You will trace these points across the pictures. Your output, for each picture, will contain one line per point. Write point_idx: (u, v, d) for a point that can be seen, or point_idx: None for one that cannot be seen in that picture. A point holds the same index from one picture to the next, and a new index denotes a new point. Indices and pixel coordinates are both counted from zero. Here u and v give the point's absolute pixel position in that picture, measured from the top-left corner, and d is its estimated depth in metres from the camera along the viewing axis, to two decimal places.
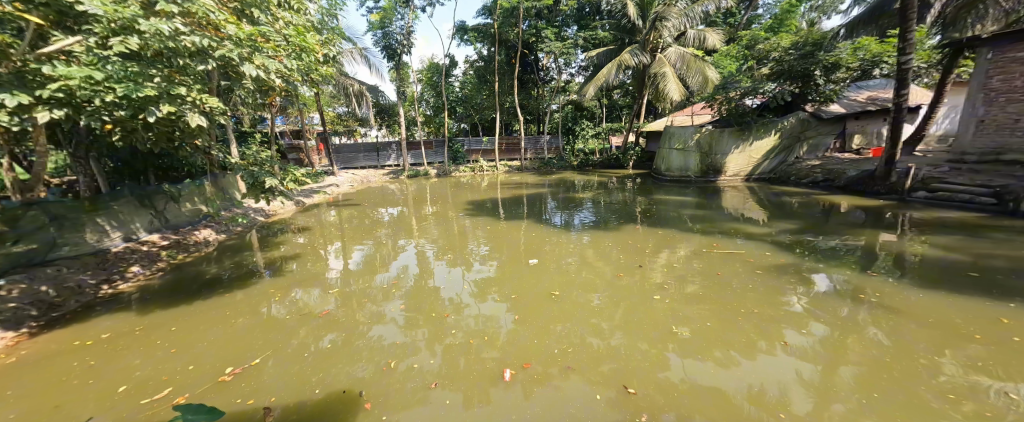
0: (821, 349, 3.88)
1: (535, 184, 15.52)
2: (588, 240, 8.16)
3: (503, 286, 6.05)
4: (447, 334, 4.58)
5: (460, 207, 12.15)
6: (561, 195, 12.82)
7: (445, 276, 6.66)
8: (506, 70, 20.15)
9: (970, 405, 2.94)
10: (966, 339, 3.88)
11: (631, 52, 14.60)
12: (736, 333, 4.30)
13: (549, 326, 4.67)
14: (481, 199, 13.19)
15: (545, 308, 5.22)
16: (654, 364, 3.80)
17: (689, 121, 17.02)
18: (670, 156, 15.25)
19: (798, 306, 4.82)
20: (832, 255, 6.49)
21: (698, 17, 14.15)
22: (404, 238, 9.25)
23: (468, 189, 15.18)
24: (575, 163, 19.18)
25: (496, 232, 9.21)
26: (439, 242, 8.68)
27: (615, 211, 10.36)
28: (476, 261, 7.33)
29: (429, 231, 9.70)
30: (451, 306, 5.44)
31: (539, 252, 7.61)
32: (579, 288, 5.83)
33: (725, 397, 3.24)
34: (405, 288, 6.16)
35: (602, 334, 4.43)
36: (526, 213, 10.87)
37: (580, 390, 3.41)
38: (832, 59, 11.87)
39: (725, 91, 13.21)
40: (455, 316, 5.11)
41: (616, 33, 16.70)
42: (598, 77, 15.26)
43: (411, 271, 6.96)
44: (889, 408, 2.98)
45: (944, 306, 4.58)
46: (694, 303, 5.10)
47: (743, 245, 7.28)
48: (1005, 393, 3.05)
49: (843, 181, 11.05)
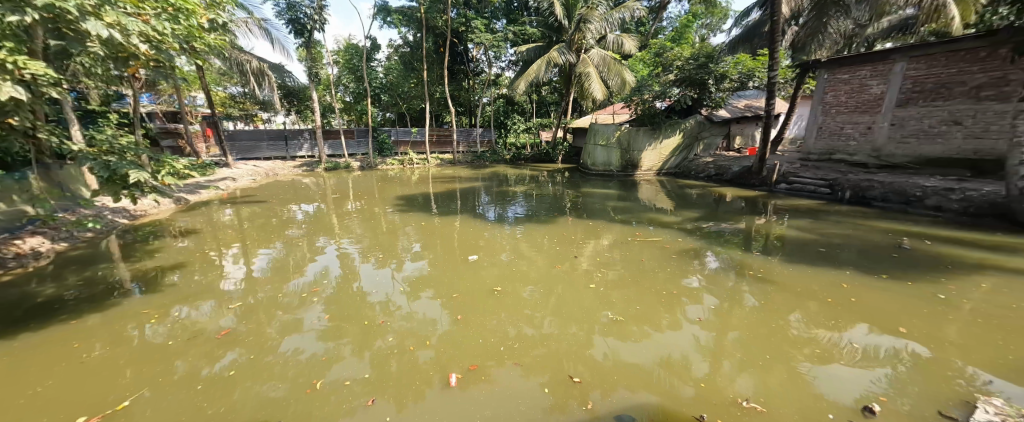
0: (712, 316, 4.09)
1: (467, 178, 14.55)
2: (523, 232, 7.57)
3: (439, 285, 5.13)
4: (377, 334, 3.79)
5: (391, 203, 10.77)
6: (493, 189, 12.14)
7: (373, 277, 5.50)
8: (435, 60, 18.41)
9: (933, 375, 2.93)
10: (888, 308, 4.06)
11: (558, 50, 13.97)
12: (640, 308, 4.32)
13: (479, 316, 4.19)
14: (411, 194, 11.87)
15: (482, 303, 4.53)
16: (578, 344, 3.62)
17: (610, 119, 16.94)
18: (594, 152, 14.67)
19: (694, 281, 4.97)
20: (720, 238, 6.66)
21: (617, 21, 13.54)
22: (322, 238, 7.65)
23: (397, 184, 13.65)
24: (508, 156, 18.55)
25: (429, 228, 8.16)
26: (362, 241, 7.37)
27: (548, 203, 9.92)
28: (405, 259, 6.26)
29: (350, 230, 8.26)
30: (380, 307, 4.45)
31: (474, 246, 6.80)
32: (513, 280, 5.25)
33: (639, 368, 3.21)
34: (325, 296, 4.80)
35: (534, 321, 4.08)
36: (460, 208, 9.94)
37: (522, 380, 3.03)
38: (723, 70, 12.11)
39: (639, 93, 13.25)
40: (387, 319, 4.19)
41: (541, 30, 15.75)
42: (528, 71, 14.46)
43: (331, 276, 5.55)
44: (835, 375, 2.99)
45: (806, 277, 4.95)
46: (616, 286, 4.93)
47: (655, 231, 7.15)
48: (949, 360, 3.11)
49: (729, 175, 11.81)
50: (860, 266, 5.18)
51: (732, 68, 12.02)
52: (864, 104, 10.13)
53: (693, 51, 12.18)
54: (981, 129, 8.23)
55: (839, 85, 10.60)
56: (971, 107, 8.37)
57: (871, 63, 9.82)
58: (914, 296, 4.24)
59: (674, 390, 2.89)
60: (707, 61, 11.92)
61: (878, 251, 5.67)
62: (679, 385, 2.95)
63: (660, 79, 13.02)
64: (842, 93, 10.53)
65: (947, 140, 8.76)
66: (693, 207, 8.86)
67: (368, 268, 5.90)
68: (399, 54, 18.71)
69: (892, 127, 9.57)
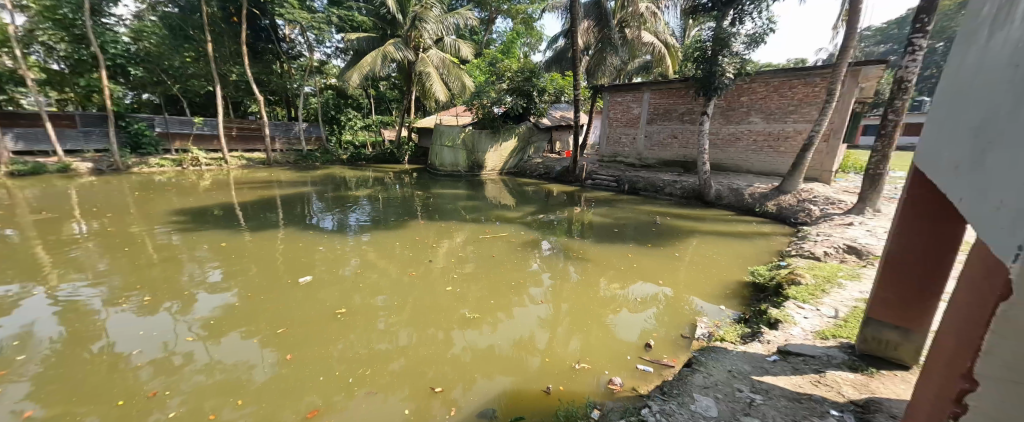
0: (548, 288, 4.18)
1: (290, 182, 9.99)
2: (375, 241, 5.51)
3: (262, 319, 3.33)
4: (142, 407, 2.30)
5: (167, 218, 6.22)
6: (328, 194, 8.64)
7: (133, 325, 3.17)
8: (224, 26, 10.92)
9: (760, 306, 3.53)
10: (708, 262, 4.85)
11: (394, 44, 10.99)
12: (483, 292, 4.05)
13: (313, 335, 3.11)
14: (199, 206, 7.06)
15: (324, 328, 3.23)
16: (434, 342, 3.12)
17: (454, 119, 14.30)
18: (441, 153, 12.57)
19: (534, 263, 4.85)
20: (556, 228, 6.50)
21: (455, 26, 11.47)
22: (24, 284, 3.81)
23: (171, 190, 8.21)
24: (344, 156, 14.08)
25: (233, 251, 4.88)
26: (101, 268, 4.20)
27: (399, 205, 7.92)
28: (183, 288, 3.83)
29: (82, 260, 4.39)
30: (151, 370, 2.62)
31: (302, 264, 4.55)
32: (359, 293, 3.91)
33: (493, 353, 2.99)
34: (31, 380, 2.48)
35: (387, 331, 3.25)
36: (285, 216, 6.65)
37: (376, 406, 2.37)
38: (543, 85, 11.68)
39: (479, 98, 11.89)
40: (168, 385, 2.49)
41: (369, 20, 11.97)
42: (361, 63, 11.05)
43: (47, 343, 2.87)
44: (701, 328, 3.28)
45: (627, 248, 5.45)
46: (464, 279, 4.34)
47: (502, 227, 6.48)
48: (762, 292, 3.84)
49: (553, 174, 11.73)
50: (637, 237, 5.92)
51: (550, 82, 11.67)
52: (628, 122, 11.45)
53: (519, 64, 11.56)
54: (686, 141, 10.23)
55: (615, 107, 11.66)
56: (680, 128, 10.28)
57: (634, 91, 11.04)
58: (671, 256, 5.07)
59: (523, 367, 2.82)
60: (531, 75, 11.47)
61: (651, 224, 6.59)
62: (527, 360, 2.90)
63: (496, 86, 11.90)
64: (614, 112, 11.68)
65: (670, 150, 10.62)
66: (530, 203, 8.63)
67: (125, 312, 3.35)
68: (153, 15, 10.01)
69: (645, 139, 11.05)
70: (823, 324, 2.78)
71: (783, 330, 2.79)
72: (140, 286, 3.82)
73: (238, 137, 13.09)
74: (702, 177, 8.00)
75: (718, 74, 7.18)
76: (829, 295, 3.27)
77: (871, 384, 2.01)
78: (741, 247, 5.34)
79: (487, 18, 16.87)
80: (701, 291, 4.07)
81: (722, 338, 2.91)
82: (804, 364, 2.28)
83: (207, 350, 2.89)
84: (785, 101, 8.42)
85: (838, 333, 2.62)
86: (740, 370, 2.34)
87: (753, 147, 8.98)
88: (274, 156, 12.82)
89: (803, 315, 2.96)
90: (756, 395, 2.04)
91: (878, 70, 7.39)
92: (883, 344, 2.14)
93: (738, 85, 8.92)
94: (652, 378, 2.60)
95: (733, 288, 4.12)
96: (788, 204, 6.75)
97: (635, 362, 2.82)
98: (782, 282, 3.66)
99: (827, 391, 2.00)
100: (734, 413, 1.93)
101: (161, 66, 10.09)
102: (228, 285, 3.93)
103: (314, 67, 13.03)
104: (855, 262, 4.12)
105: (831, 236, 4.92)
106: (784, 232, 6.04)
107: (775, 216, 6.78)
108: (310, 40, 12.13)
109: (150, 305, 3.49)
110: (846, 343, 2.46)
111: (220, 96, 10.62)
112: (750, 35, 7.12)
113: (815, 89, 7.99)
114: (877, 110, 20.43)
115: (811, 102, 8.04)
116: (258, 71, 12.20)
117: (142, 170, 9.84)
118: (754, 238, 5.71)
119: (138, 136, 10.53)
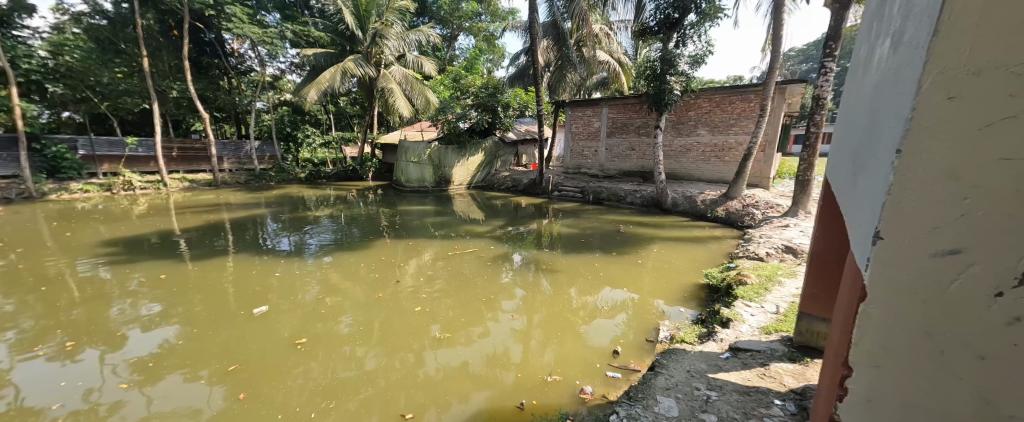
0: (521, 301, 4.21)
1: (241, 203, 9.44)
2: (339, 262, 5.30)
3: (213, 355, 3.10)
4: None
5: (94, 250, 5.66)
6: (285, 215, 8.21)
7: (48, 375, 2.81)
8: (162, 39, 10.23)
9: (712, 304, 3.80)
10: (666, 267, 5.13)
11: (354, 60, 10.77)
12: (454, 309, 3.99)
13: (270, 369, 2.94)
14: (132, 235, 6.45)
15: (281, 360, 3.05)
16: (405, 365, 3.04)
17: (419, 135, 14.11)
18: (406, 168, 12.33)
19: (505, 277, 4.87)
20: (525, 241, 6.59)
21: (416, 43, 11.49)
22: None
23: (97, 218, 7.45)
24: (302, 174, 13.40)
25: (171, 281, 4.53)
26: (12, 312, 3.71)
27: (364, 223, 7.69)
28: (114, 328, 3.47)
29: None
30: None
31: (253, 293, 4.26)
32: (323, 318, 3.73)
33: (466, 371, 2.97)
34: None
35: (354, 357, 3.13)
36: (236, 241, 6.26)
37: None
38: (507, 101, 11.78)
39: (444, 113, 11.94)
40: None
41: (327, 36, 11.70)
42: (318, 79, 10.71)
43: None
44: (671, 330, 3.39)
45: (593, 257, 5.61)
46: (434, 297, 4.26)
47: (471, 242, 6.46)
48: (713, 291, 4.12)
49: (520, 186, 11.88)
50: (603, 245, 6.14)
51: (514, 97, 11.73)
52: (589, 135, 11.90)
53: (483, 80, 11.66)
54: (643, 153, 10.79)
55: (576, 121, 12.07)
56: (636, 140, 10.85)
57: (593, 106, 11.53)
58: (633, 263, 5.28)
59: (498, 383, 2.81)
60: (495, 90, 11.58)
61: (615, 233, 6.85)
62: (502, 376, 2.90)
63: (460, 102, 11.97)
64: (576, 126, 12.08)
65: (629, 161, 11.14)
66: (498, 216, 8.69)
67: (42, 361, 2.96)
68: (76, 27, 9.09)
69: (606, 151, 11.52)
70: (767, 320, 3.01)
71: (733, 328, 2.98)
72: (61, 329, 3.42)
73: (180, 157, 12.13)
74: (659, 186, 8.45)
75: (667, 92, 7.68)
76: (770, 292, 3.56)
77: (807, 372, 2.21)
78: (697, 251, 5.68)
79: (449, 35, 17.00)
80: (664, 295, 4.27)
81: (682, 339, 3.05)
82: (751, 359, 2.46)
83: (143, 397, 2.62)
84: (726, 115, 9.15)
85: (780, 327, 2.85)
86: (697, 369, 2.46)
87: (702, 157, 9.62)
88: (221, 176, 12.00)
89: (750, 313, 3.18)
90: (712, 392, 2.17)
91: (801, 88, 8.33)
92: (815, 335, 2.35)
93: (686, 100, 9.57)
94: (620, 384, 2.68)
95: (690, 290, 4.38)
96: (734, 209, 7.26)
97: (604, 369, 2.89)
98: (731, 282, 3.94)
99: (771, 382, 2.16)
100: (692, 410, 2.03)
101: (86, 83, 9.00)
102: (171, 320, 3.63)
103: (266, 83, 12.45)
104: (792, 261, 4.54)
105: (772, 237, 5.37)
106: (733, 235, 6.50)
107: (725, 220, 7.29)
108: (261, 54, 11.61)
109: (70, 352, 3.11)
110: (785, 336, 2.68)
111: (158, 114, 9.84)
112: (692, 56, 7.74)
113: (751, 104, 8.79)
114: (804, 122, 22.78)
115: (749, 115, 8.82)
116: (202, 88, 11.51)
117: (62, 196, 8.91)
118: (707, 242, 6.10)
119: (57, 159, 9.48)
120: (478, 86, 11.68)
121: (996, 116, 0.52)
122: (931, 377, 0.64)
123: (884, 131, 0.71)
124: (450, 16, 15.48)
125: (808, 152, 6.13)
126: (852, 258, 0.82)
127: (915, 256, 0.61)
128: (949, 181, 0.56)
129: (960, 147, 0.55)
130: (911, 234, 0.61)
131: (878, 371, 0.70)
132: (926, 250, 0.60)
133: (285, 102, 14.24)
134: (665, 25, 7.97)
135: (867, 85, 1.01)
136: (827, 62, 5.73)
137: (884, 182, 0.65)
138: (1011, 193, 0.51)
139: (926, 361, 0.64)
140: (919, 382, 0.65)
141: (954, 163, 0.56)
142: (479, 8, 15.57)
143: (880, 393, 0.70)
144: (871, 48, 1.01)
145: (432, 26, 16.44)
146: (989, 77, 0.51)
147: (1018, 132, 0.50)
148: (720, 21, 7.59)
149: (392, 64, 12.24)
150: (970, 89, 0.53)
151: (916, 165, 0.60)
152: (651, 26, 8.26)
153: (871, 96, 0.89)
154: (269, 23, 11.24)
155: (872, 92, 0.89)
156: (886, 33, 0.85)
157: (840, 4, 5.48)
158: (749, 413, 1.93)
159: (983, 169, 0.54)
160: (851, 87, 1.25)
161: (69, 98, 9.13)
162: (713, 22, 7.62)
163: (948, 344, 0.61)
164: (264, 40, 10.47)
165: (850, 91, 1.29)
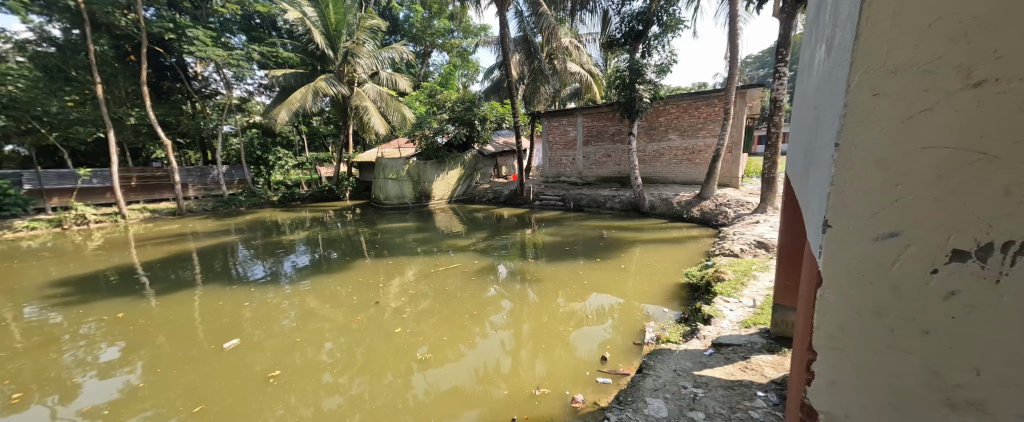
0: (508, 313, 4.20)
1: (209, 232, 8.98)
2: (316, 286, 5.14)
3: (178, 395, 2.94)
4: None
5: (42, 292, 5.23)
6: (257, 241, 7.88)
7: None
8: (117, 65, 9.64)
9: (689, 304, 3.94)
10: (647, 270, 5.22)
11: (325, 79, 10.52)
12: (440, 326, 3.93)
13: (241, 406, 2.80)
14: (86, 273, 6.03)
15: (254, 397, 2.90)
16: (392, 389, 2.96)
17: (396, 152, 13.96)
18: (384, 185, 12.08)
19: (490, 291, 4.83)
20: (509, 251, 6.61)
21: (389, 60, 11.48)
22: None
23: (47, 257, 6.95)
24: (275, 197, 12.98)
25: (130, 320, 4.23)
26: None
27: (342, 245, 7.45)
28: (67, 375, 3.23)
29: None
30: None
31: (224, 326, 4.06)
32: (301, 348, 3.57)
33: (456, 390, 2.91)
34: None
35: (336, 385, 3.03)
36: (204, 271, 5.93)
37: None
38: (484, 114, 11.76)
39: (420, 129, 11.89)
40: None
41: (297, 56, 11.55)
42: (288, 99, 10.44)
43: None
44: (658, 329, 3.48)
45: (576, 264, 5.65)
46: (420, 316, 4.18)
47: (456, 257, 6.40)
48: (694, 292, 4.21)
49: (503, 196, 11.85)
50: (586, 252, 6.21)
51: (490, 111, 11.76)
52: (566, 144, 12.10)
53: (458, 94, 11.68)
54: (619, 159, 11.08)
55: (552, 131, 12.26)
56: (611, 148, 11.15)
57: (567, 116, 11.78)
58: (614, 267, 5.37)
59: (488, 401, 2.76)
60: (471, 104, 11.59)
61: (596, 239, 6.94)
62: (492, 392, 2.86)
63: (436, 117, 11.96)
64: (552, 136, 12.28)
65: (606, 167, 11.39)
66: (480, 229, 8.62)
67: None
68: (20, 55, 8.50)
69: (584, 159, 11.72)
70: (745, 314, 3.11)
71: (715, 324, 3.06)
72: (7, 381, 3.15)
73: (139, 187, 11.52)
74: (637, 191, 8.61)
75: (638, 99, 7.87)
76: (747, 287, 3.68)
77: (785, 362, 2.29)
78: (676, 252, 5.85)
79: (422, 52, 17.10)
80: (648, 298, 4.33)
81: (667, 339, 3.10)
82: (734, 353, 2.53)
83: None
84: (693, 120, 9.56)
85: (757, 320, 2.95)
86: (683, 368, 2.50)
87: (674, 161, 9.95)
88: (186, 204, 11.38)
89: (729, 308, 3.27)
90: (699, 389, 2.21)
91: (758, 91, 8.83)
92: (789, 325, 2.44)
93: (656, 107, 9.96)
94: (611, 389, 2.70)
95: (672, 290, 4.48)
96: (709, 209, 7.53)
97: (594, 376, 2.90)
98: (709, 280, 4.05)
99: (753, 375, 2.22)
100: (680, 410, 2.06)
101: (32, 114, 8.48)
102: (133, 361, 3.40)
103: (234, 106, 11.95)
104: (765, 255, 4.72)
105: (745, 234, 5.58)
106: (709, 234, 6.72)
107: (700, 220, 7.54)
108: (227, 77, 11.25)
109: (16, 404, 2.88)
110: (763, 329, 2.78)
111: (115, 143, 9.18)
112: (657, 65, 8.10)
113: (715, 109, 9.22)
114: (764, 124, 24.28)
115: (714, 119, 9.22)
116: (163, 113, 10.95)
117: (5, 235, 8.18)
118: (685, 242, 6.29)
119: None
120: (453, 101, 11.68)
121: (913, 110, 0.59)
122: (885, 353, 0.69)
123: (825, 124, 0.77)
124: (422, 34, 15.65)
125: (771, 151, 6.49)
126: (808, 248, 0.87)
127: (862, 242, 0.66)
128: (880, 170, 0.63)
129: (888, 138, 0.61)
130: (854, 220, 0.67)
131: (838, 353, 0.74)
132: (867, 235, 0.65)
133: (255, 123, 13.86)
134: (631, 36, 8.33)
135: (809, 86, 1.08)
136: (779, 68, 6.17)
137: (827, 175, 0.70)
138: (932, 177, 0.58)
139: (878, 339, 0.68)
140: (872, 356, 0.70)
141: (883, 154, 0.62)
142: (451, 26, 15.80)
143: (842, 377, 0.74)
144: (813, 51, 1.08)
145: (404, 44, 16.52)
146: (905, 74, 0.59)
147: (930, 123, 0.58)
148: (680, 32, 8.04)
149: (365, 82, 12.15)
150: (889, 86, 0.60)
151: (851, 156, 0.65)
152: (617, 38, 8.59)
153: (814, 95, 0.96)
154: (234, 45, 10.78)
155: (814, 90, 0.96)
156: (821, 38, 0.93)
157: (787, 14, 5.88)
158: (735, 407, 1.98)
159: (910, 157, 0.60)
160: (800, 90, 1.33)
161: (14, 130, 8.61)
162: (675, 32, 8.02)
163: (896, 321, 0.66)
164: (229, 62, 10.09)
165: (798, 95, 1.37)
